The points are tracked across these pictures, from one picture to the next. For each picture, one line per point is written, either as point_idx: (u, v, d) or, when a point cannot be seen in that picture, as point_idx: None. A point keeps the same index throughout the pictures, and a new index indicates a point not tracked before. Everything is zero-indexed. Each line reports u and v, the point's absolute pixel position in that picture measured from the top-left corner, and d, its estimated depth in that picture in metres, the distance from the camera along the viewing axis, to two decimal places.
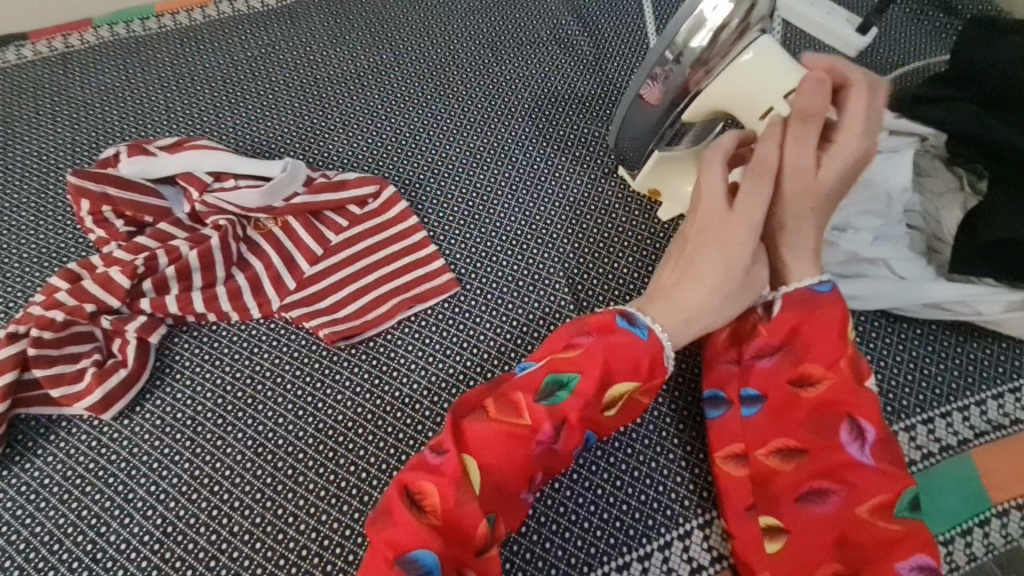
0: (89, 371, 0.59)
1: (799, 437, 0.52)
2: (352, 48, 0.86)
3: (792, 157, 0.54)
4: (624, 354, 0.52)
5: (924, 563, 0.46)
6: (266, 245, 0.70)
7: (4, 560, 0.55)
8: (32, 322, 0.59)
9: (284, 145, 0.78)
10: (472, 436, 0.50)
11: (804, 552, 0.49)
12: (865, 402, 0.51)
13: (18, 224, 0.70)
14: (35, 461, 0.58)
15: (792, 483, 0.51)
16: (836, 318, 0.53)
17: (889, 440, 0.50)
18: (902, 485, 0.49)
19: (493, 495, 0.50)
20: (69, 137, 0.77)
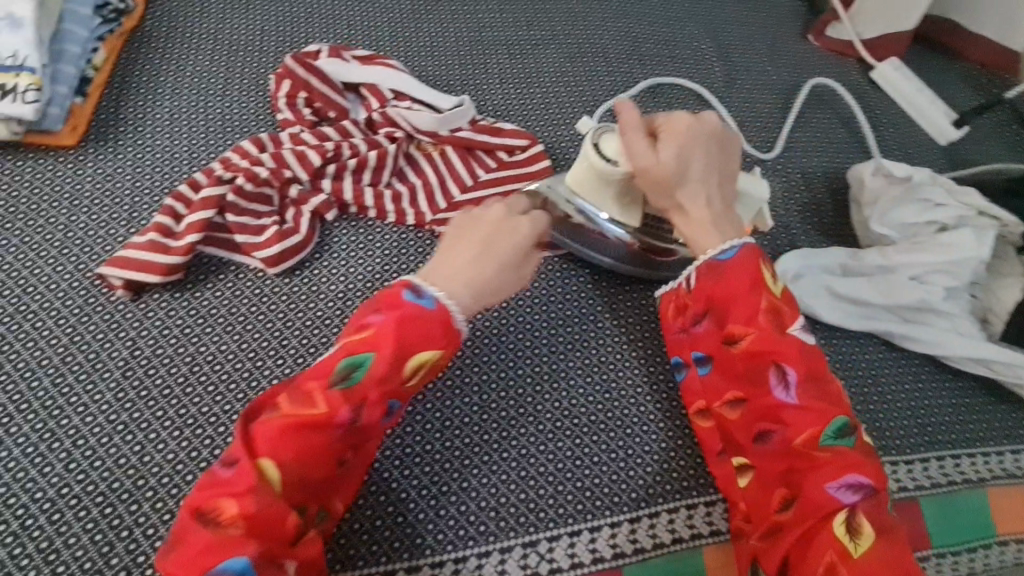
0: (271, 228, 0.66)
1: (742, 386, 0.58)
2: (519, 15, 0.94)
3: (654, 177, 0.61)
4: (732, 282, 0.59)
5: (856, 483, 0.52)
6: (426, 165, 0.76)
7: (170, 367, 0.61)
8: (240, 172, 0.66)
9: (447, 82, 0.85)
10: (264, 440, 0.47)
11: (760, 485, 0.57)
12: (786, 348, 0.56)
13: (210, 87, 0.76)
14: (206, 291, 0.65)
15: (743, 428, 0.58)
16: (750, 267, 0.58)
17: (814, 378, 0.56)
18: (830, 416, 0.54)
19: (299, 489, 0.48)
20: (259, 16, 0.83)
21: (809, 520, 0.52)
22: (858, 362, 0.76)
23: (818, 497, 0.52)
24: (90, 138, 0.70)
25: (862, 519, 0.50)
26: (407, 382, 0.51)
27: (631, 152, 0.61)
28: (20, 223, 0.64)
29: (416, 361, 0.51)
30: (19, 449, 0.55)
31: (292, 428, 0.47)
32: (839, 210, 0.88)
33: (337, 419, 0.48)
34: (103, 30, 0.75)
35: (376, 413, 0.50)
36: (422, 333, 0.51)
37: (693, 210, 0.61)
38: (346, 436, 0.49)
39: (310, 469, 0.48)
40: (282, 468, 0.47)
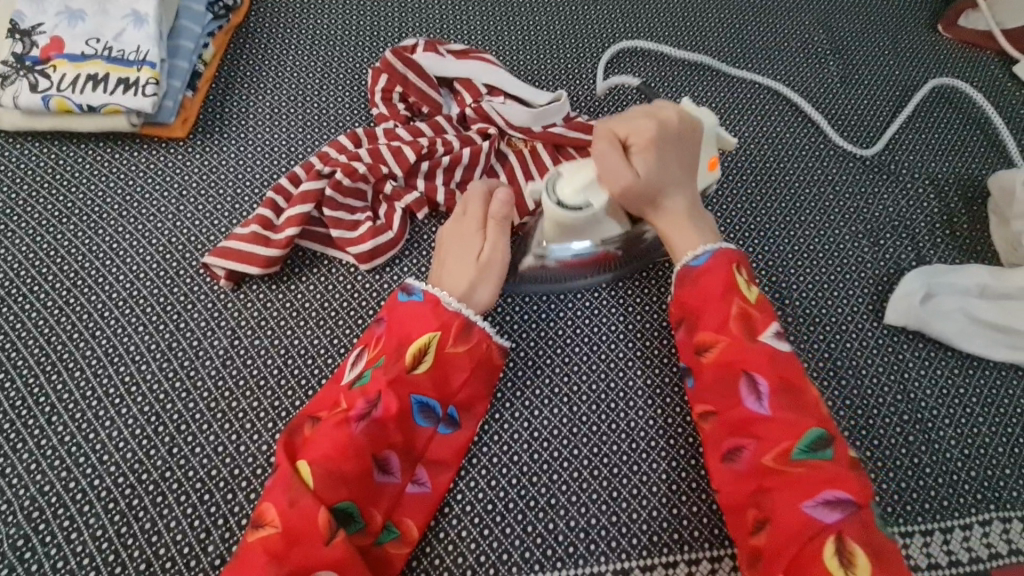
0: (365, 224, 0.66)
1: (712, 401, 0.54)
2: (614, 8, 0.90)
3: (637, 191, 0.57)
4: (704, 295, 0.56)
5: (828, 497, 0.47)
6: (515, 162, 0.73)
7: (265, 358, 0.61)
8: (338, 166, 0.66)
9: (540, 78, 0.82)
10: (310, 444, 0.50)
11: (734, 508, 0.51)
12: (755, 357, 0.52)
13: (307, 82, 0.77)
14: (299, 284, 0.65)
15: (715, 445, 0.53)
16: (718, 274, 0.55)
17: (786, 385, 0.51)
18: (801, 425, 0.49)
19: (332, 483, 0.49)
20: (357, 13, 0.83)
21: (785, 548, 0.47)
22: (1002, 397, 0.66)
23: (794, 515, 0.47)
24: (198, 131, 0.72)
25: (851, 540, 0.45)
26: (411, 371, 0.53)
27: (608, 173, 0.56)
28: (134, 211, 0.67)
29: (413, 348, 0.54)
30: (128, 429, 0.57)
31: (326, 428, 0.51)
32: (977, 223, 0.78)
33: (355, 410, 0.51)
34: (214, 26, 0.77)
35: (395, 406, 0.52)
36: (417, 326, 0.55)
37: (672, 214, 0.59)
38: (368, 433, 0.51)
39: (338, 463, 0.49)
40: (316, 465, 0.49)
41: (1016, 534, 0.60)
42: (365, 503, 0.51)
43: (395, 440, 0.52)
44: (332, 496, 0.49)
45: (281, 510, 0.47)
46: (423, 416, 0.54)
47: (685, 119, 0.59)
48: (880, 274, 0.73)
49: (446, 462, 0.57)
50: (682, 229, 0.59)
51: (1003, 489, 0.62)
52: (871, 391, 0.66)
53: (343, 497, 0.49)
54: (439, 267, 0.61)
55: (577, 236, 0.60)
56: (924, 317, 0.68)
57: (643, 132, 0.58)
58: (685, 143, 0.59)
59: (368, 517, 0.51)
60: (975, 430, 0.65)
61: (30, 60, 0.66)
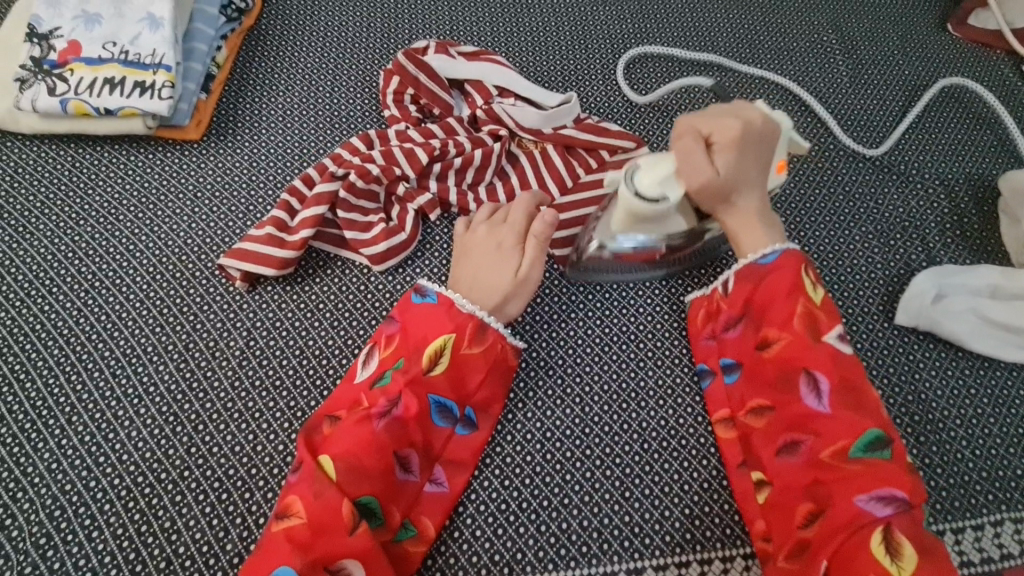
0: (378, 225, 0.66)
1: (769, 395, 0.54)
2: (622, 10, 0.90)
3: (714, 191, 0.55)
4: (768, 292, 0.56)
5: (883, 494, 0.47)
6: (526, 164, 0.74)
7: (281, 359, 0.62)
8: (352, 168, 0.67)
9: (550, 80, 0.83)
10: (330, 441, 0.51)
11: (784, 500, 0.52)
12: (820, 357, 0.52)
13: (319, 85, 0.78)
14: (313, 285, 0.65)
15: (768, 439, 0.54)
16: (791, 273, 0.55)
17: (848, 384, 0.51)
18: (859, 423, 0.50)
19: (353, 477, 0.49)
20: (367, 18, 0.84)
21: (834, 541, 0.47)
22: (1013, 397, 0.66)
23: (845, 508, 0.48)
24: (213, 134, 0.73)
25: (902, 538, 0.45)
26: (429, 371, 0.54)
27: (690, 168, 0.54)
28: (149, 213, 0.68)
29: (431, 348, 0.55)
30: (147, 429, 0.58)
31: (347, 426, 0.51)
32: (987, 223, 0.78)
33: (376, 408, 0.52)
34: (226, 30, 0.77)
35: (415, 405, 0.53)
36: (434, 326, 0.56)
37: (742, 213, 0.58)
38: (389, 431, 0.52)
39: (360, 458, 0.50)
40: (340, 460, 0.50)
41: None
42: (387, 501, 0.51)
43: (415, 439, 0.53)
44: (354, 490, 0.49)
45: (306, 503, 0.48)
46: (441, 416, 0.55)
47: (768, 123, 0.57)
48: (891, 275, 0.73)
49: (463, 461, 0.57)
50: (751, 233, 0.58)
51: (1015, 489, 0.62)
52: (882, 391, 0.66)
53: (366, 492, 0.50)
54: (470, 277, 0.60)
55: (648, 228, 0.58)
56: (934, 316, 0.68)
57: (727, 128, 0.55)
58: (764, 143, 0.57)
59: (389, 515, 0.51)
60: (986, 431, 0.65)
61: (47, 64, 0.67)
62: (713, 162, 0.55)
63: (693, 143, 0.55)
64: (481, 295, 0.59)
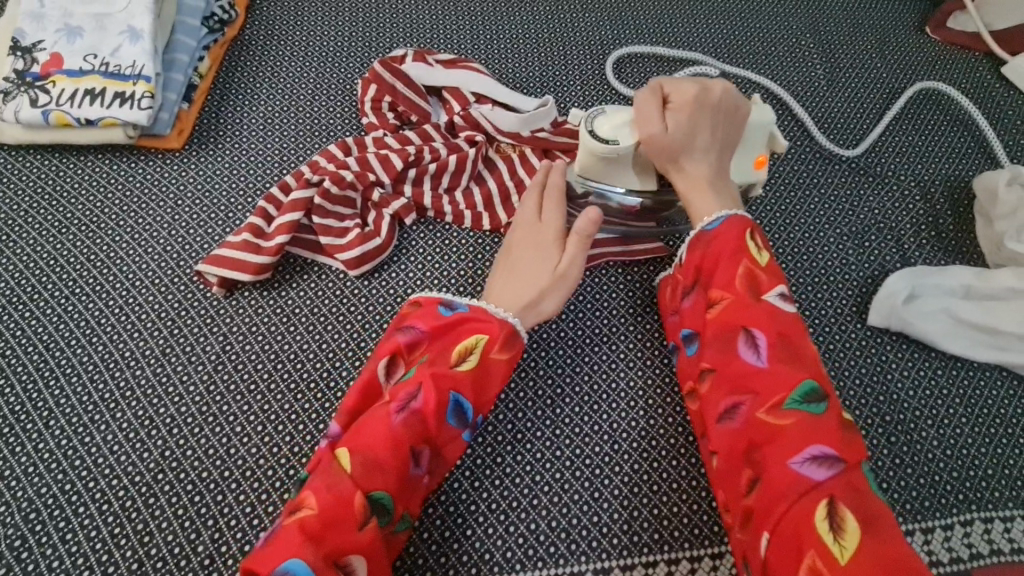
0: (353, 231, 0.67)
1: (712, 358, 0.54)
2: (601, 17, 0.91)
3: (664, 144, 0.59)
4: (713, 254, 0.56)
5: (818, 453, 0.47)
6: (503, 169, 0.75)
7: (256, 363, 0.63)
8: (326, 175, 0.68)
9: (528, 86, 0.84)
10: (356, 440, 0.50)
11: (730, 465, 0.52)
12: (757, 315, 0.52)
13: (301, 93, 0.79)
14: (289, 290, 0.67)
15: (713, 402, 0.53)
16: (733, 236, 0.56)
17: (786, 341, 0.51)
18: (795, 380, 0.50)
19: (370, 471, 0.48)
20: (348, 27, 0.85)
21: (776, 504, 0.47)
22: (985, 397, 0.67)
23: (782, 471, 0.47)
24: (193, 142, 0.74)
25: (839, 500, 0.45)
26: (456, 367, 0.54)
27: (643, 119, 0.60)
28: (130, 221, 0.69)
29: (459, 348, 0.55)
30: (123, 433, 0.59)
31: (373, 422, 0.51)
32: (962, 224, 0.78)
33: (396, 402, 0.51)
34: (208, 40, 0.79)
35: (436, 401, 0.51)
36: (464, 328, 0.56)
37: (696, 176, 0.60)
38: (405, 425, 0.51)
39: (379, 453, 0.49)
40: (355, 452, 0.49)
41: (997, 534, 0.60)
42: (401, 500, 0.50)
43: (428, 436, 0.52)
44: (370, 485, 0.48)
45: (319, 496, 0.47)
46: (457, 416, 0.54)
47: (727, 99, 0.62)
48: (864, 276, 0.74)
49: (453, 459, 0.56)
50: (706, 194, 0.60)
51: (984, 489, 0.62)
52: (854, 392, 0.67)
53: (378, 487, 0.49)
54: (507, 280, 0.61)
55: (606, 176, 0.62)
56: (904, 316, 0.68)
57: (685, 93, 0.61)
58: (727, 116, 0.61)
59: (400, 513, 0.50)
60: (957, 431, 0.65)
61: (30, 75, 0.68)
62: (669, 120, 0.60)
63: (652, 100, 0.60)
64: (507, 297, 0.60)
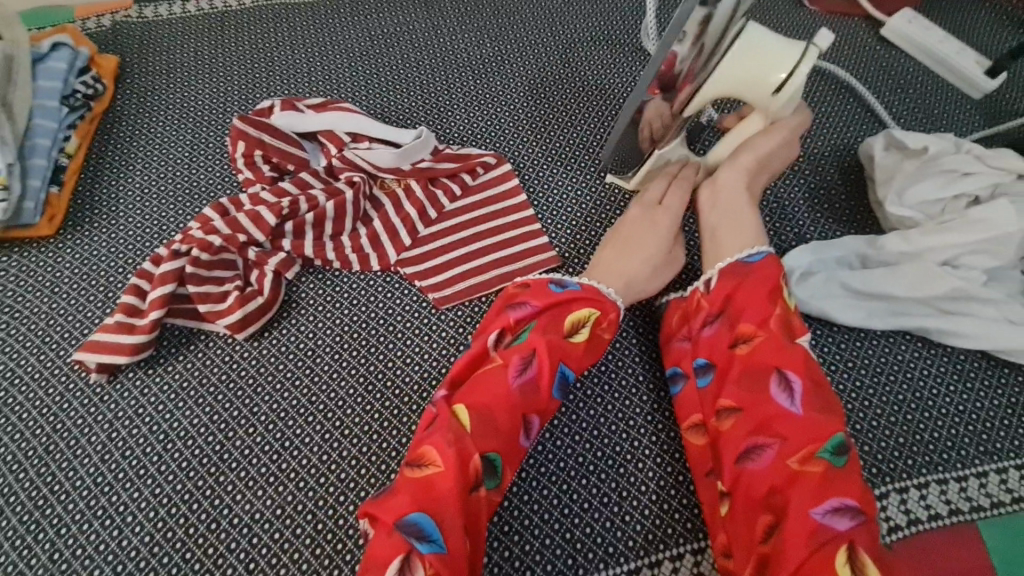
0: (232, 294, 0.65)
1: (740, 395, 0.53)
2: (479, 36, 0.91)
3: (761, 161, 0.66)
4: (743, 294, 0.58)
5: (839, 503, 0.47)
6: (387, 204, 0.74)
7: (144, 446, 0.61)
8: (194, 242, 0.66)
9: (410, 117, 0.83)
10: (470, 393, 0.54)
11: (744, 506, 0.50)
12: (792, 357, 0.53)
13: (176, 160, 0.79)
14: (175, 364, 0.65)
15: (736, 439, 0.52)
16: (767, 285, 0.57)
17: (820, 390, 0.52)
18: (829, 429, 0.49)
19: (486, 433, 0.52)
20: (224, 86, 0.85)
21: (796, 553, 0.45)
22: (889, 365, 0.67)
23: (804, 513, 0.47)
24: (68, 226, 0.73)
25: (862, 551, 0.45)
26: (571, 338, 0.58)
27: (768, 64, 0.56)
28: (5, 316, 0.67)
29: (575, 317, 0.58)
30: (6, 542, 0.56)
31: (485, 378, 0.54)
32: (854, 191, 0.78)
33: (511, 365, 0.55)
34: (73, 118, 0.78)
35: (551, 368, 0.55)
36: (581, 299, 0.59)
37: (734, 201, 0.65)
38: (522, 391, 0.54)
39: (491, 412, 0.53)
40: (473, 410, 0.52)
41: (915, 504, 0.60)
42: (507, 462, 0.53)
43: (540, 405, 0.55)
44: (484, 446, 0.51)
45: (439, 450, 0.50)
46: (566, 384, 0.57)
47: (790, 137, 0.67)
48: None
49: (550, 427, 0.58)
50: (738, 220, 0.64)
51: (898, 459, 0.62)
52: None
53: (495, 447, 0.52)
54: (616, 254, 0.67)
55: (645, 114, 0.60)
56: (800, 296, 0.68)
57: (759, 88, 0.58)
58: (754, 141, 0.66)
59: (504, 475, 0.53)
60: (866, 403, 0.65)
61: None
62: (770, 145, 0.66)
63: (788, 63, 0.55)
64: (616, 276, 0.64)
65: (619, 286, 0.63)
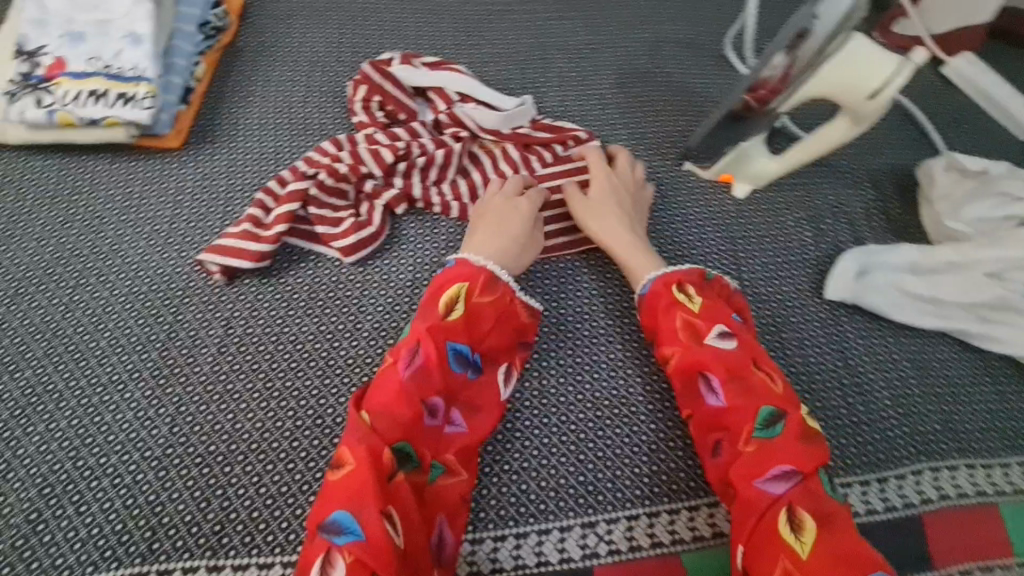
0: (348, 220, 0.71)
1: (686, 405, 0.61)
2: (575, 23, 0.98)
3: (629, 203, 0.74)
4: (660, 308, 0.64)
5: (780, 472, 0.53)
6: (486, 161, 0.80)
7: (258, 344, 0.66)
8: (321, 168, 0.72)
9: (509, 88, 0.90)
10: (378, 388, 0.57)
11: (719, 491, 0.58)
12: (706, 359, 0.59)
13: (292, 95, 0.84)
14: (288, 276, 0.70)
15: (701, 444, 0.60)
16: (664, 292, 0.64)
17: (735, 377, 0.58)
18: (756, 410, 0.56)
19: (396, 430, 0.54)
20: (338, 35, 0.90)
21: (745, 519, 0.52)
22: (931, 360, 0.73)
23: (747, 487, 0.53)
24: (192, 141, 0.78)
25: (800, 507, 0.50)
26: (446, 318, 0.60)
27: (863, 73, 0.62)
28: (132, 214, 0.72)
29: (443, 301, 0.61)
30: (132, 411, 0.62)
31: (384, 378, 0.57)
32: (910, 206, 0.85)
33: (399, 360, 0.58)
34: (204, 45, 0.83)
35: (436, 354, 0.59)
36: (445, 279, 0.63)
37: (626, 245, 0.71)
38: (414, 380, 0.57)
39: (395, 408, 0.55)
40: (377, 411, 0.55)
41: (944, 481, 0.67)
42: (416, 444, 0.56)
43: (437, 385, 0.58)
44: (389, 436, 0.54)
45: (352, 447, 0.52)
46: (457, 362, 0.61)
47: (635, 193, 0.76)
48: (821, 256, 0.80)
49: (482, 406, 0.62)
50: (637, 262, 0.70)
51: (933, 442, 0.69)
52: (817, 360, 0.73)
53: (401, 437, 0.54)
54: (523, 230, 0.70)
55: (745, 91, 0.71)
56: (857, 290, 0.75)
57: (853, 93, 0.64)
58: (831, 138, 0.72)
59: (421, 457, 0.56)
60: (907, 391, 0.72)
61: (34, 78, 0.72)
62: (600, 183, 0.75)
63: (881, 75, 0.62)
64: (491, 250, 0.67)
65: (495, 258, 0.67)
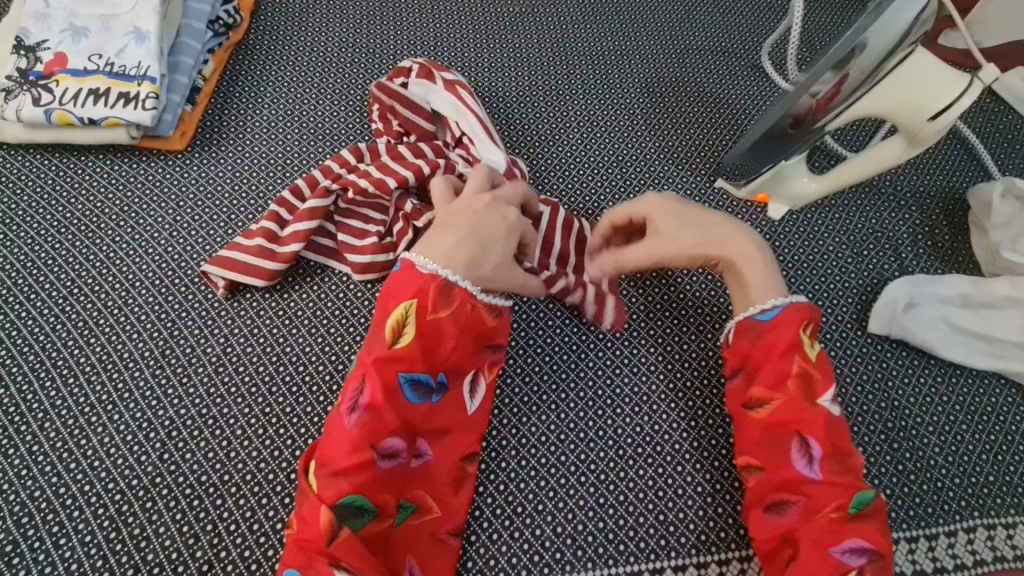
0: (374, 242, 0.65)
1: (765, 455, 0.54)
2: (602, 27, 0.92)
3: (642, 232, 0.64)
4: (766, 346, 0.56)
5: (856, 546, 0.49)
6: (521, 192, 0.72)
7: (257, 365, 0.62)
8: (348, 185, 0.66)
9: (530, 96, 0.85)
10: (329, 438, 0.51)
11: (767, 548, 0.53)
12: (814, 419, 0.52)
13: (304, 99, 0.79)
14: (291, 292, 0.66)
15: (761, 496, 0.54)
16: (788, 332, 0.55)
17: (838, 451, 0.52)
18: (853, 487, 0.51)
19: (343, 482, 0.48)
20: (352, 34, 0.86)
21: None
22: (984, 404, 0.67)
23: (820, 559, 0.49)
24: (196, 144, 0.74)
25: None
26: (394, 345, 0.51)
27: (924, 93, 0.57)
28: (130, 221, 0.68)
29: (391, 322, 0.52)
30: (120, 435, 0.58)
31: (332, 429, 0.51)
32: (960, 232, 0.79)
33: (346, 404, 0.51)
34: (213, 44, 0.79)
35: (381, 387, 0.50)
36: (395, 296, 0.53)
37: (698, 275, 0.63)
38: (359, 425, 0.50)
39: (339, 460, 0.49)
40: (326, 469, 0.49)
41: (1000, 541, 0.61)
42: (372, 493, 0.49)
43: (390, 425, 0.51)
44: (332, 493, 0.48)
45: (300, 516, 0.49)
46: (413, 392, 0.52)
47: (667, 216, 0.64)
48: (864, 285, 0.75)
49: (448, 429, 0.56)
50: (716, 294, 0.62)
51: (988, 496, 0.63)
52: (859, 400, 0.67)
53: (345, 493, 0.48)
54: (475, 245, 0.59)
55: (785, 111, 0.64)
56: (905, 324, 0.69)
57: (911, 116, 0.59)
58: (884, 158, 0.66)
59: (380, 503, 0.50)
60: (958, 438, 0.66)
61: (33, 75, 0.68)
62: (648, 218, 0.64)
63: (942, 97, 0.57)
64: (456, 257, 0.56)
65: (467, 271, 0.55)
